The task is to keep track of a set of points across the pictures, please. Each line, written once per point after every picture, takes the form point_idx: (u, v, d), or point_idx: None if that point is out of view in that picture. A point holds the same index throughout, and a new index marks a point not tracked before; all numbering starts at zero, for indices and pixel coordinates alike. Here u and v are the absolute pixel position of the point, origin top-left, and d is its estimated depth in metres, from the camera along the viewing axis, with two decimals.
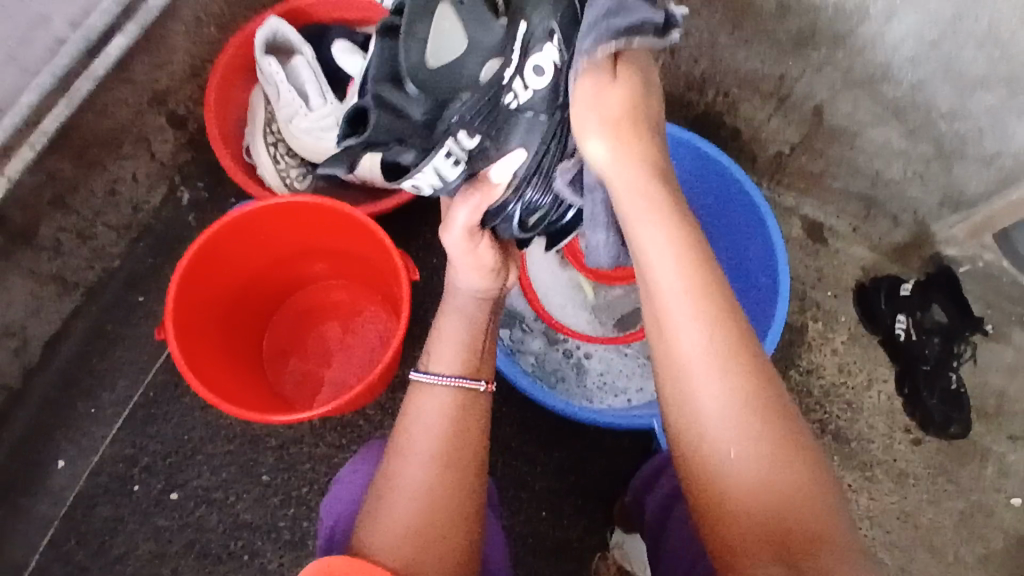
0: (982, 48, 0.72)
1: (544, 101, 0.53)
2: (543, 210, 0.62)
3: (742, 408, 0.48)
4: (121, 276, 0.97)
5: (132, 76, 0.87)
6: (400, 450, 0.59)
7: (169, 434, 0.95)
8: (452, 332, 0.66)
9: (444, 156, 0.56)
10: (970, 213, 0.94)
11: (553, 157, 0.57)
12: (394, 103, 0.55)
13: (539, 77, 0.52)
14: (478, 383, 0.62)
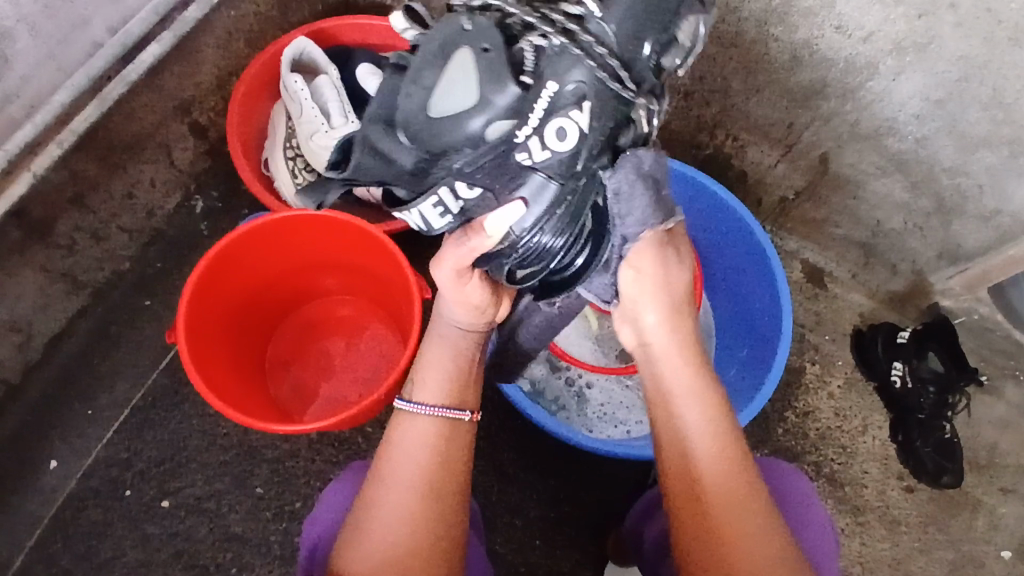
0: (986, 110, 0.76)
1: (563, 166, 0.49)
2: (537, 266, 0.55)
3: (735, 490, 0.56)
4: (130, 278, 0.98)
5: (161, 85, 0.90)
6: (380, 478, 0.57)
7: (165, 440, 0.95)
8: (437, 361, 0.62)
9: (433, 204, 0.52)
10: (966, 267, 0.97)
11: (550, 221, 0.52)
12: (382, 147, 0.50)
13: (562, 142, 0.48)
14: (461, 413, 0.59)
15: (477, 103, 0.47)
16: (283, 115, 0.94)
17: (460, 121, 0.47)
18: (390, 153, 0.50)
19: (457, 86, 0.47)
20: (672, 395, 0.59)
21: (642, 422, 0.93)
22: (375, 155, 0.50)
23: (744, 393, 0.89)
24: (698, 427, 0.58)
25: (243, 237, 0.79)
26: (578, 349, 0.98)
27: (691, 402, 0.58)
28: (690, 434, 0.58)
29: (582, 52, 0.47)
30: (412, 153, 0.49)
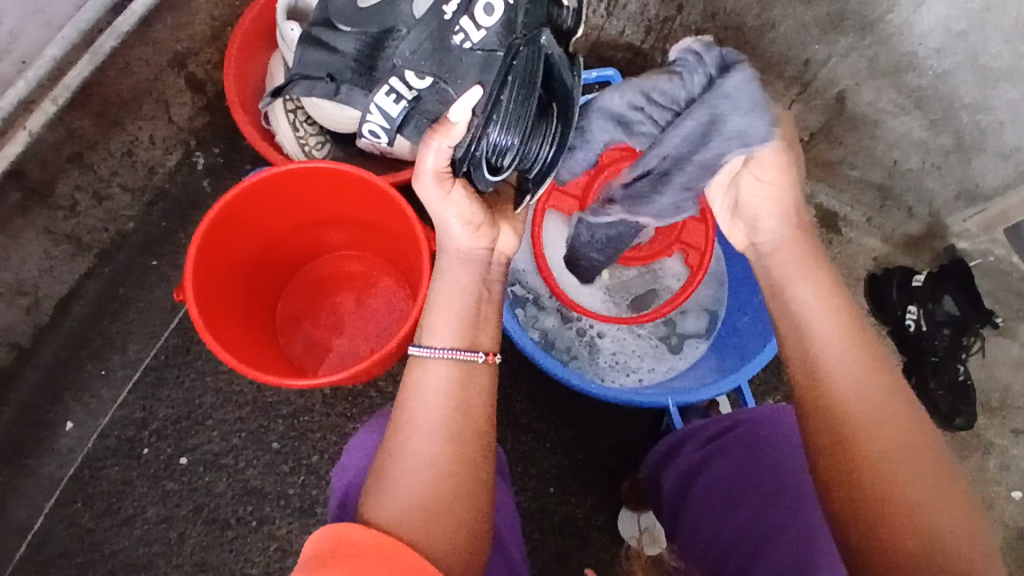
0: (1009, 42, 0.73)
1: (499, 38, 0.61)
2: (513, 151, 0.59)
3: (876, 391, 0.54)
4: (136, 240, 0.96)
5: (154, 37, 0.88)
6: (402, 427, 0.54)
7: (180, 399, 0.95)
8: (445, 303, 0.59)
9: (386, 93, 0.65)
10: (984, 207, 0.95)
11: (508, 100, 0.58)
12: (325, 41, 0.70)
13: (488, 16, 0.61)
14: (474, 354, 0.57)
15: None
16: (281, 66, 0.92)
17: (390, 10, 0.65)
18: (338, 45, 0.68)
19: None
20: (796, 289, 0.60)
21: (654, 370, 0.94)
22: (324, 49, 0.69)
23: (755, 338, 0.89)
24: (823, 316, 0.57)
25: (248, 191, 0.77)
26: (589, 299, 0.96)
27: (810, 288, 0.59)
28: (814, 326, 0.57)
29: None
30: (354, 41, 0.67)
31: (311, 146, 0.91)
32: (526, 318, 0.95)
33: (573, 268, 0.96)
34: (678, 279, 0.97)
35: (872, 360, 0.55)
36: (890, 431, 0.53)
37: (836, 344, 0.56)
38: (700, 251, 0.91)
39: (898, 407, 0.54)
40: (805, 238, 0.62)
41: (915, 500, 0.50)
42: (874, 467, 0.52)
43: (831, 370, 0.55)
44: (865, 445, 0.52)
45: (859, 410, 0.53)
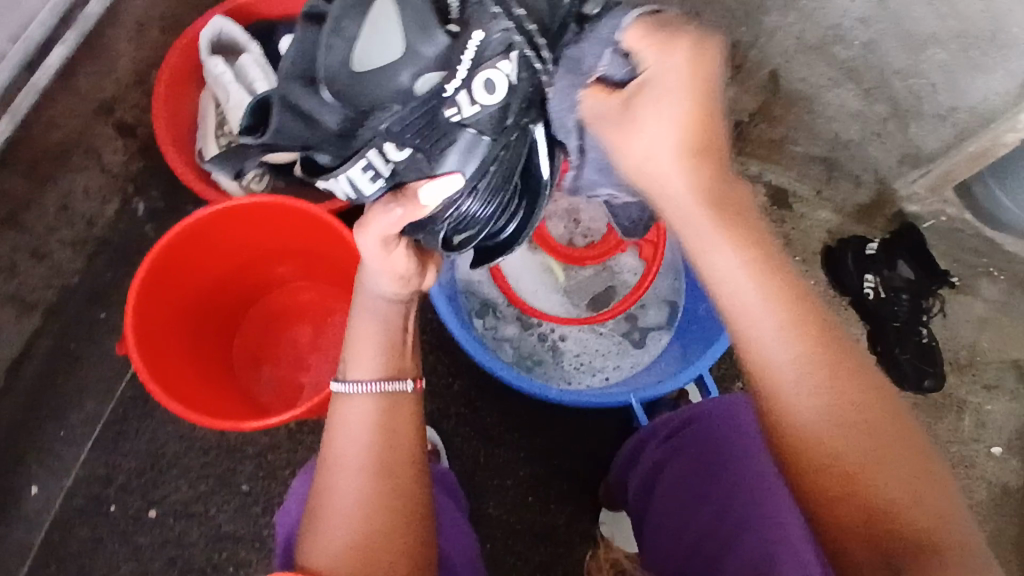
0: (931, 4, 0.73)
1: (492, 121, 0.48)
2: (474, 227, 0.56)
3: (817, 372, 0.47)
4: (81, 293, 0.94)
5: (76, 87, 0.86)
6: (330, 469, 0.53)
7: (142, 451, 0.93)
8: (365, 335, 0.57)
9: (362, 168, 0.50)
10: (929, 168, 0.95)
11: (489, 180, 0.52)
12: (304, 108, 0.48)
13: (491, 94, 0.47)
14: (401, 384, 0.55)
15: (406, 55, 0.45)
16: (211, 103, 0.91)
17: (387, 75, 0.45)
18: (314, 112, 0.48)
19: (381, 37, 0.45)
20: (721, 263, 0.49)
21: (620, 368, 0.93)
22: (302, 119, 0.49)
23: (715, 322, 0.87)
24: (752, 293, 0.48)
25: (178, 238, 0.76)
26: (548, 303, 0.95)
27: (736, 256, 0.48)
28: (745, 306, 0.48)
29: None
30: (337, 113, 0.48)
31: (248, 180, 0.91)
32: (486, 330, 0.94)
33: (528, 273, 0.96)
34: (635, 273, 0.96)
35: (813, 336, 0.48)
36: (845, 416, 0.47)
37: (771, 328, 0.48)
38: (654, 241, 0.93)
39: (851, 398, 0.47)
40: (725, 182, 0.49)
41: (875, 487, 0.46)
42: (832, 471, 0.47)
43: (766, 355, 0.48)
44: (819, 447, 0.47)
45: (806, 399, 0.47)
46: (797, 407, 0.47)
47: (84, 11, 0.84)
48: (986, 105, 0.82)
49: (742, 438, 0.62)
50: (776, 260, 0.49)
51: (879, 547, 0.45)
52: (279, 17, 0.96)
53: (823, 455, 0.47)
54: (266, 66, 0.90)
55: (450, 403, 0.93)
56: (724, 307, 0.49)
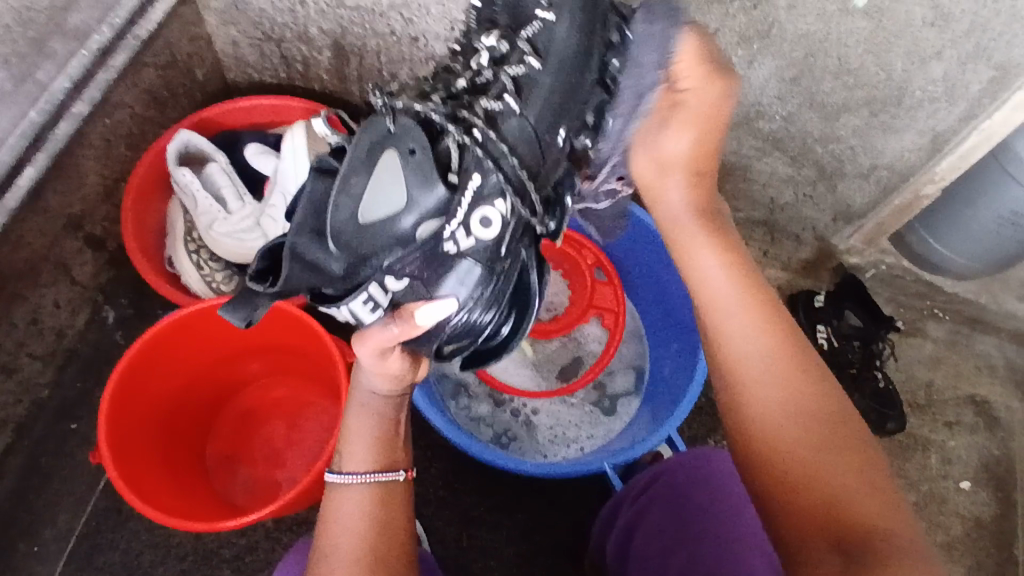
0: (837, 79, 0.81)
1: (488, 252, 0.53)
2: (465, 341, 0.58)
3: (777, 360, 0.53)
4: (51, 407, 0.94)
5: (46, 205, 0.86)
6: (326, 558, 0.55)
7: (117, 563, 0.91)
8: (358, 429, 0.60)
9: (363, 301, 0.54)
10: (862, 224, 1.02)
11: (484, 300, 0.55)
12: (313, 257, 0.51)
13: (486, 228, 0.52)
14: (393, 473, 0.59)
15: (406, 204, 0.51)
16: (180, 209, 0.95)
17: (389, 224, 0.51)
18: (321, 262, 0.51)
19: (385, 188, 0.50)
20: (699, 278, 0.58)
21: (593, 437, 0.95)
22: (307, 266, 0.51)
23: (679, 379, 0.91)
24: (725, 288, 0.57)
25: (149, 344, 0.78)
26: (518, 378, 0.98)
27: (710, 259, 0.58)
28: (717, 297, 0.57)
29: (500, 150, 0.51)
30: (341, 259, 0.51)
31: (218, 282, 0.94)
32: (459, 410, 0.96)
33: None
34: (600, 342, 1.00)
35: (778, 332, 0.55)
36: (807, 406, 0.52)
37: (736, 316, 0.55)
38: (615, 312, 0.93)
39: (818, 404, 0.52)
40: (706, 205, 0.59)
41: (826, 481, 0.49)
42: (791, 459, 0.50)
43: (730, 342, 0.55)
44: (777, 438, 0.51)
45: (769, 384, 0.53)
46: (759, 392, 0.53)
47: (54, 133, 0.84)
48: (903, 162, 0.90)
49: (712, 495, 0.64)
50: (744, 270, 0.57)
51: (834, 540, 0.47)
52: (241, 126, 1.01)
53: (778, 439, 0.51)
54: (234, 174, 0.95)
55: (429, 486, 0.94)
56: (701, 296, 0.57)
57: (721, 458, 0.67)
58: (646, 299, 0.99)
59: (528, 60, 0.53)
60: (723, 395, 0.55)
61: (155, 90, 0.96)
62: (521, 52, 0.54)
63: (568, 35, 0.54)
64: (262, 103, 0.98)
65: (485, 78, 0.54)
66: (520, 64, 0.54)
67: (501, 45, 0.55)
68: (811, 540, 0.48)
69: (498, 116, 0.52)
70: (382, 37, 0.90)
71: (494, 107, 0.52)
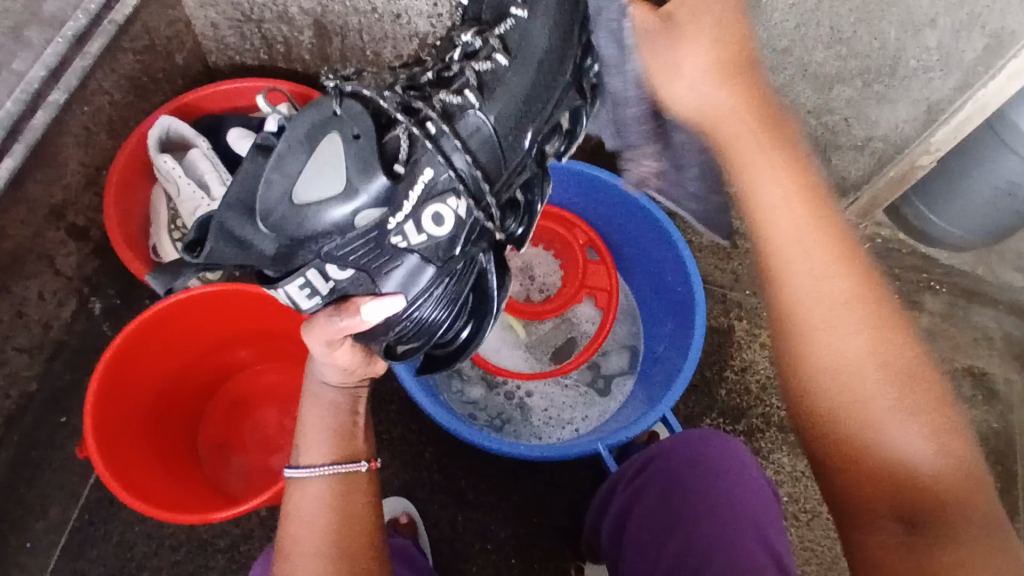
0: (830, 48, 0.80)
1: (440, 248, 0.54)
2: (418, 341, 0.60)
3: (853, 312, 0.52)
4: (41, 399, 0.92)
5: (25, 196, 0.84)
6: (289, 553, 0.56)
7: (112, 554, 0.91)
8: (313, 422, 0.61)
9: (300, 286, 0.54)
10: (856, 197, 1.01)
11: (434, 289, 0.57)
12: (244, 236, 0.51)
13: (437, 224, 0.53)
14: (355, 464, 0.59)
15: (344, 191, 0.50)
16: (164, 199, 0.94)
17: (324, 208, 0.50)
18: (249, 239, 0.51)
19: (324, 176, 0.50)
20: (769, 213, 0.53)
21: (588, 418, 0.94)
22: (235, 245, 0.52)
23: (672, 358, 0.90)
24: (796, 230, 0.53)
25: (135, 334, 0.77)
26: (511, 360, 0.97)
27: (787, 197, 0.53)
28: (785, 242, 0.53)
29: (455, 146, 0.52)
30: (273, 242, 0.51)
31: None
32: (452, 393, 0.95)
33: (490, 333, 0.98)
34: (593, 322, 0.99)
35: (855, 282, 0.52)
36: (883, 370, 0.52)
37: (818, 265, 0.52)
38: (608, 291, 0.92)
39: (900, 364, 0.52)
40: (772, 132, 0.54)
41: (898, 453, 0.51)
42: (873, 423, 0.51)
43: (804, 293, 0.53)
44: (861, 403, 0.52)
45: (843, 347, 0.52)
46: (833, 352, 0.52)
47: (31, 121, 0.82)
48: (897, 133, 0.89)
49: (684, 475, 0.64)
50: (820, 205, 0.53)
51: (899, 510, 0.51)
52: (224, 110, 0.99)
53: (855, 405, 0.52)
54: (217, 160, 0.93)
55: (424, 471, 0.94)
56: (768, 239, 0.53)
57: (699, 437, 0.67)
58: (639, 277, 0.98)
59: (497, 59, 0.54)
60: (790, 354, 0.54)
61: (134, 75, 0.94)
62: (490, 48, 0.55)
63: (542, 29, 0.55)
64: (245, 86, 0.96)
65: (452, 75, 0.55)
66: (487, 61, 0.55)
67: (471, 41, 0.56)
68: (875, 512, 0.52)
69: (458, 112, 0.53)
70: (364, 15, 0.88)
71: (454, 101, 0.53)
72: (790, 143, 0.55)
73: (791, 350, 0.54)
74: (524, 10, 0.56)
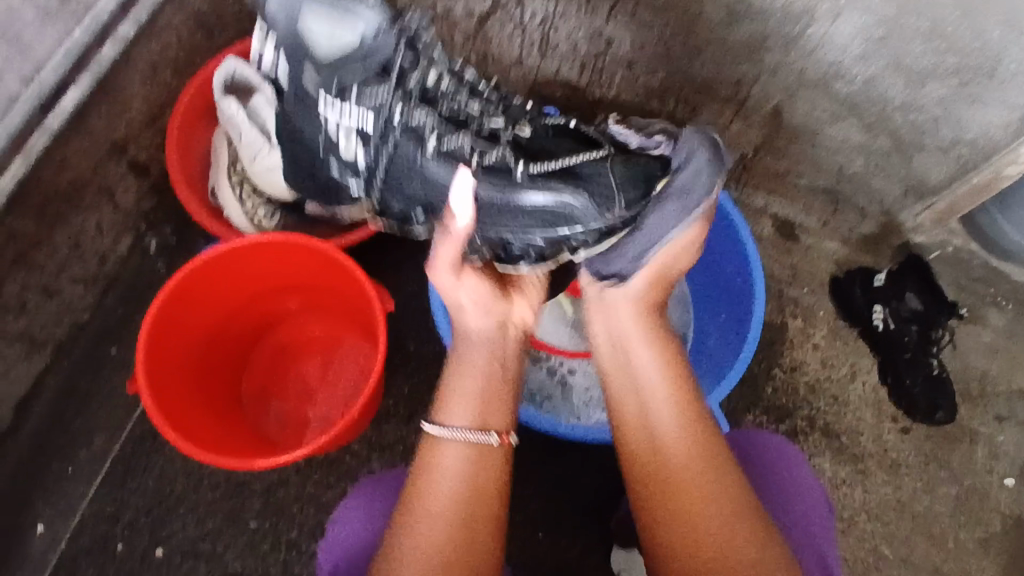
0: (929, 42, 0.74)
1: (349, 154, 0.68)
2: (347, 171, 0.70)
3: (678, 410, 0.62)
4: (91, 330, 0.95)
5: (89, 128, 0.85)
6: (417, 512, 0.57)
7: (150, 488, 0.93)
8: (461, 380, 0.62)
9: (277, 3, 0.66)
10: (933, 201, 0.96)
11: (335, 152, 0.70)
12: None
13: (348, 142, 0.68)
14: (488, 436, 0.59)
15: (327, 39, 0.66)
16: (225, 141, 0.93)
17: (330, 56, 0.66)
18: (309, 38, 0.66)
19: (334, 31, 0.65)
20: (620, 333, 0.66)
21: None
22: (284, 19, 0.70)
23: (723, 350, 0.88)
24: (639, 346, 0.65)
25: (191, 275, 0.77)
26: (556, 335, 0.96)
27: (633, 326, 0.66)
28: (628, 352, 0.65)
29: (416, 162, 0.66)
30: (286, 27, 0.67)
31: (260, 217, 0.93)
32: None
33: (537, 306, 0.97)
34: None
35: (682, 390, 0.63)
36: (689, 458, 0.59)
37: (652, 368, 0.63)
38: None
39: (707, 459, 0.59)
40: (648, 293, 0.68)
41: (699, 531, 0.57)
42: (675, 494, 0.58)
43: (639, 383, 0.63)
44: (667, 476, 0.59)
45: (662, 428, 0.61)
46: (655, 429, 0.61)
47: (99, 54, 0.83)
48: (986, 138, 0.83)
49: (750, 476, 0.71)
50: (655, 335, 0.66)
51: None
52: None
53: (662, 478, 0.59)
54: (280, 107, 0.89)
55: None
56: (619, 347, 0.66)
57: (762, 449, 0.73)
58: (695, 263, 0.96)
59: (530, 170, 0.65)
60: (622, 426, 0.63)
61: (203, 13, 0.93)
62: (507, 147, 0.68)
63: (545, 197, 0.64)
64: None
65: (478, 130, 0.69)
66: (499, 160, 0.66)
67: (526, 139, 0.70)
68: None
69: (461, 155, 0.66)
70: None
71: (461, 150, 0.66)
72: (654, 307, 0.68)
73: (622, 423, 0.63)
74: (591, 203, 0.65)
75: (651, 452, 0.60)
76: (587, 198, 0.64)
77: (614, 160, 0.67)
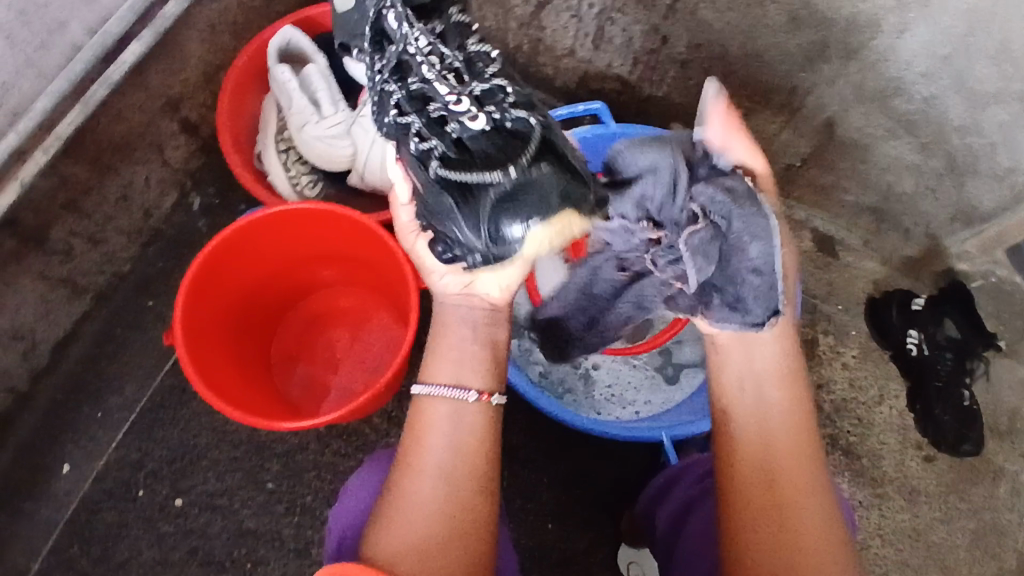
0: (995, 64, 0.72)
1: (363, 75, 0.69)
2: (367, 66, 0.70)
3: (804, 459, 0.58)
4: (132, 280, 0.97)
5: (146, 83, 0.88)
6: (409, 467, 0.58)
7: (175, 440, 0.95)
8: (448, 344, 0.63)
9: None
10: (982, 228, 0.93)
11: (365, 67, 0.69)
12: None
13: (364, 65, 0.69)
14: (466, 393, 0.60)
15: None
16: (274, 108, 0.94)
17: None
18: None
19: None
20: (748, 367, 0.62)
21: (650, 403, 0.93)
22: None
23: None
24: (769, 383, 0.61)
25: (233, 235, 0.78)
26: None
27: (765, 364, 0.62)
28: (755, 386, 0.61)
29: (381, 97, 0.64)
30: None
31: (303, 185, 0.94)
32: (520, 352, 0.95)
33: None
34: None
35: (808, 442, 0.59)
36: (806, 510, 0.55)
37: (779, 409, 0.60)
38: None
39: (822, 520, 0.55)
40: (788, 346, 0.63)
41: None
42: (792, 515, 0.55)
43: (760, 418, 0.60)
44: (778, 517, 0.55)
45: (783, 466, 0.57)
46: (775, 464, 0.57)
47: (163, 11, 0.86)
48: None
49: None
50: (792, 380, 0.61)
51: None
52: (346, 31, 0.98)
53: (762, 516, 0.55)
54: (331, 79, 0.92)
55: None
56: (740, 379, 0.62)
57: None
58: None
59: (437, 168, 0.58)
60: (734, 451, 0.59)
61: None
62: (446, 139, 0.59)
63: (470, 219, 0.58)
64: None
65: (432, 108, 0.60)
66: (432, 143, 0.60)
67: (471, 136, 0.58)
68: None
69: (406, 130, 0.61)
70: None
71: (416, 127, 0.60)
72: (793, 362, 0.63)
73: (735, 449, 0.60)
74: (521, 236, 0.57)
75: (763, 488, 0.56)
76: (514, 225, 0.56)
77: (539, 169, 0.56)
